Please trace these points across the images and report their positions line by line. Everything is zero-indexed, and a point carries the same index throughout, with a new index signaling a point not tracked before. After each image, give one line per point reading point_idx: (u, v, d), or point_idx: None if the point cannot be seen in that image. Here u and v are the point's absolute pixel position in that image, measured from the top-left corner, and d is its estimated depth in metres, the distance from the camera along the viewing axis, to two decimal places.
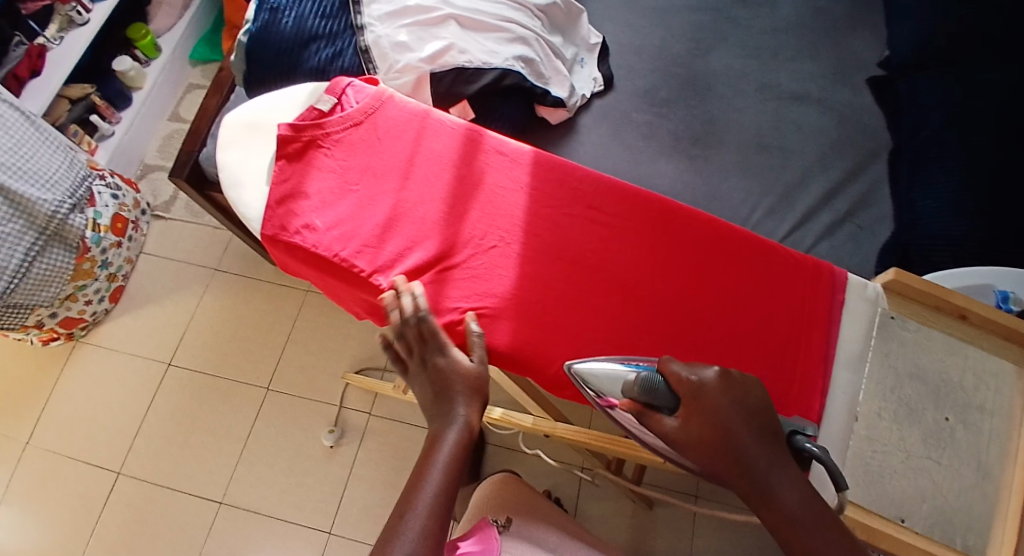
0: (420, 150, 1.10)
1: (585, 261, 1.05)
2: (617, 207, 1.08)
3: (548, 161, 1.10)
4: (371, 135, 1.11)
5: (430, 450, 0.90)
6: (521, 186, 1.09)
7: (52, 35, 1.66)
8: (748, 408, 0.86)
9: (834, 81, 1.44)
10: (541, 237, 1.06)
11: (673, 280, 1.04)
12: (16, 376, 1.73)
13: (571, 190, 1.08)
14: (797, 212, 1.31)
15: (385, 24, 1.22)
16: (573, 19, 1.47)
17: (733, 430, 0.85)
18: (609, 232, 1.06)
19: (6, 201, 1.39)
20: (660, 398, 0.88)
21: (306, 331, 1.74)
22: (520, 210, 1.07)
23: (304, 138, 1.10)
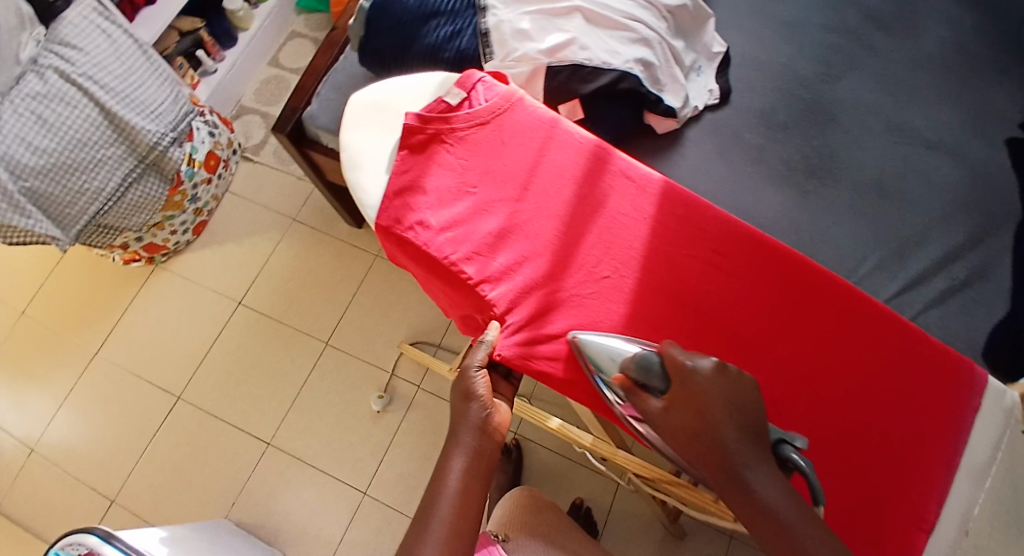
0: (545, 161, 1.07)
1: (699, 308, 1.01)
2: (742, 255, 1.02)
3: (675, 194, 1.05)
4: (497, 137, 1.08)
5: (437, 481, 0.89)
6: (644, 216, 1.04)
7: None
8: (735, 400, 0.82)
9: (971, 132, 1.36)
10: (658, 276, 1.02)
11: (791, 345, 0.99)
12: (96, 289, 1.79)
13: (695, 229, 1.03)
14: (908, 273, 1.27)
15: (509, 9, 1.19)
16: (699, 23, 1.39)
17: (714, 422, 0.81)
18: (729, 280, 1.01)
19: (112, 125, 1.46)
20: (655, 377, 0.87)
21: (371, 295, 1.73)
22: (640, 241, 1.03)
23: (429, 131, 1.07)
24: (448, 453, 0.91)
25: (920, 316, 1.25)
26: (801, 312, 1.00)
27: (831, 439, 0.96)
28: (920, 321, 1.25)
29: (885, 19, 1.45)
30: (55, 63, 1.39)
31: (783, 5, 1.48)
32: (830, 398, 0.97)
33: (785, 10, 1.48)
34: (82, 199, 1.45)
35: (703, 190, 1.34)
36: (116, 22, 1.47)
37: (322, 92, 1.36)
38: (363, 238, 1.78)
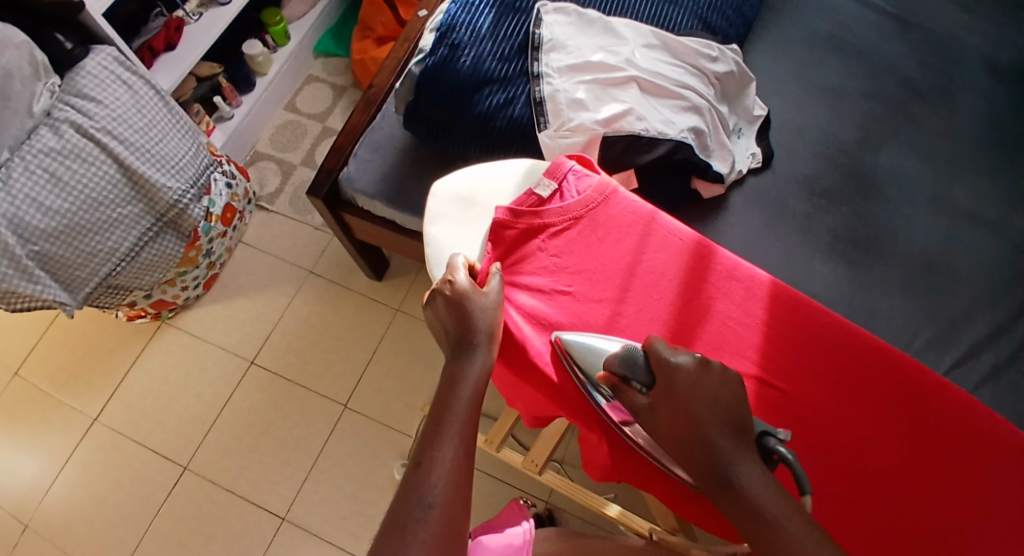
0: (644, 260, 1.02)
1: (818, 425, 0.93)
2: (864, 367, 0.95)
3: (788, 298, 0.99)
4: (591, 233, 1.03)
5: (452, 387, 0.87)
6: (755, 321, 0.98)
7: (192, 10, 1.62)
8: (717, 399, 0.81)
9: (1010, 207, 1.33)
10: (775, 387, 0.95)
11: (919, 467, 0.91)
12: (97, 346, 1.69)
13: (811, 337, 0.97)
14: (960, 349, 1.24)
15: (564, 77, 1.17)
16: (741, 87, 1.34)
17: (703, 424, 0.80)
18: (849, 394, 0.94)
19: (130, 182, 1.38)
20: (638, 373, 0.85)
21: (391, 354, 1.66)
22: (754, 349, 0.96)
23: (520, 226, 1.03)
24: (458, 368, 0.89)
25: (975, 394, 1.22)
26: (928, 432, 0.93)
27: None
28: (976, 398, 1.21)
29: (920, 91, 1.42)
30: (72, 118, 1.30)
31: (820, 70, 1.45)
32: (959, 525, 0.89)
33: (823, 77, 1.44)
34: (94, 260, 1.37)
35: (753, 260, 1.29)
36: (136, 72, 1.39)
37: (359, 152, 1.31)
38: (383, 293, 1.71)
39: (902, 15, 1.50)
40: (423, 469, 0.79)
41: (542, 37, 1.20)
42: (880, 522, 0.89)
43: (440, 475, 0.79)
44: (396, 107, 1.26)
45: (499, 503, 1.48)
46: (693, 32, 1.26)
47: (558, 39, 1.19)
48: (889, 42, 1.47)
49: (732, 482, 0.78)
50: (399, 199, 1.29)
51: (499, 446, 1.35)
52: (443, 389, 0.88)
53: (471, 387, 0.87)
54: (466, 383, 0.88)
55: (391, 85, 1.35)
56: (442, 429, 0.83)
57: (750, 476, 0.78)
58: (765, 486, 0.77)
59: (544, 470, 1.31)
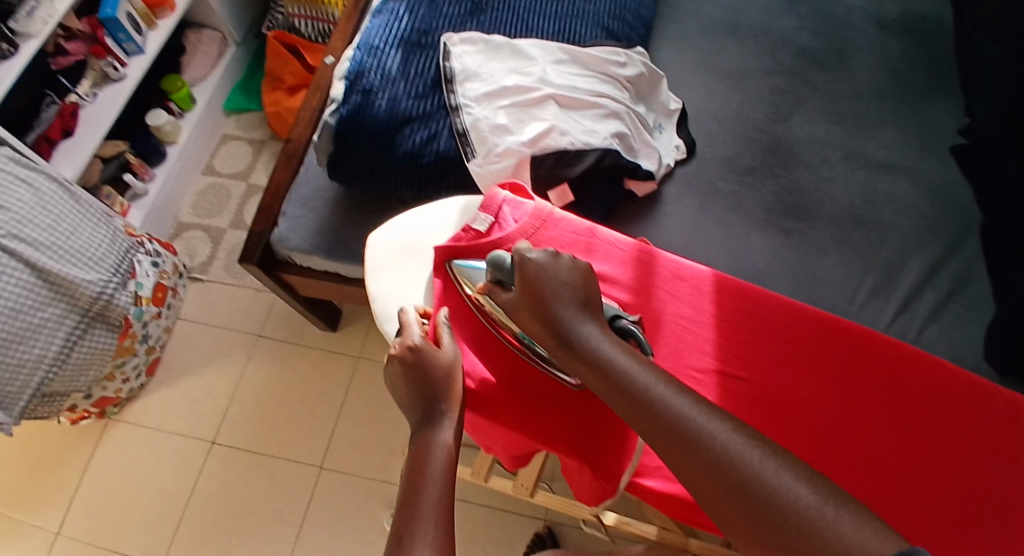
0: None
1: (783, 406, 0.95)
2: (820, 342, 0.98)
3: (735, 288, 1.01)
4: None
5: (423, 458, 0.85)
6: (706, 317, 1.00)
7: (85, 92, 1.55)
8: (564, 280, 0.90)
9: (920, 150, 1.35)
10: (736, 377, 0.97)
11: (882, 429, 0.94)
12: (44, 458, 1.60)
13: (764, 322, 0.99)
14: (901, 294, 1.24)
15: (482, 105, 1.17)
16: (653, 84, 1.35)
17: (551, 301, 0.89)
18: (808, 370, 0.97)
19: (47, 283, 1.31)
20: (500, 271, 0.94)
21: (357, 405, 1.62)
22: (711, 345, 0.98)
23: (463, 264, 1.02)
24: (427, 439, 0.87)
25: (922, 338, 1.20)
26: (887, 391, 0.96)
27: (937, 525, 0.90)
28: (924, 341, 1.21)
29: (817, 56, 1.46)
30: None
31: (723, 55, 1.47)
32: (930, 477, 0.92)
33: (725, 61, 1.46)
34: (23, 372, 1.30)
35: (694, 246, 1.29)
36: (35, 168, 1.33)
37: (288, 210, 1.28)
38: (339, 342, 1.68)
39: None
40: (405, 542, 0.76)
41: (454, 69, 1.20)
42: (861, 489, 0.91)
43: (424, 543, 0.76)
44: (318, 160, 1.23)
45: (501, 532, 1.46)
46: (597, 41, 1.28)
47: (470, 69, 1.20)
48: (780, 16, 1.51)
49: (579, 342, 0.86)
50: (337, 251, 1.26)
51: (488, 477, 1.34)
52: (413, 464, 0.85)
53: (442, 463, 0.84)
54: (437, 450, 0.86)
55: (309, 136, 1.34)
56: (417, 503, 0.80)
57: (594, 335, 0.86)
58: (611, 343, 0.85)
59: (536, 492, 1.32)
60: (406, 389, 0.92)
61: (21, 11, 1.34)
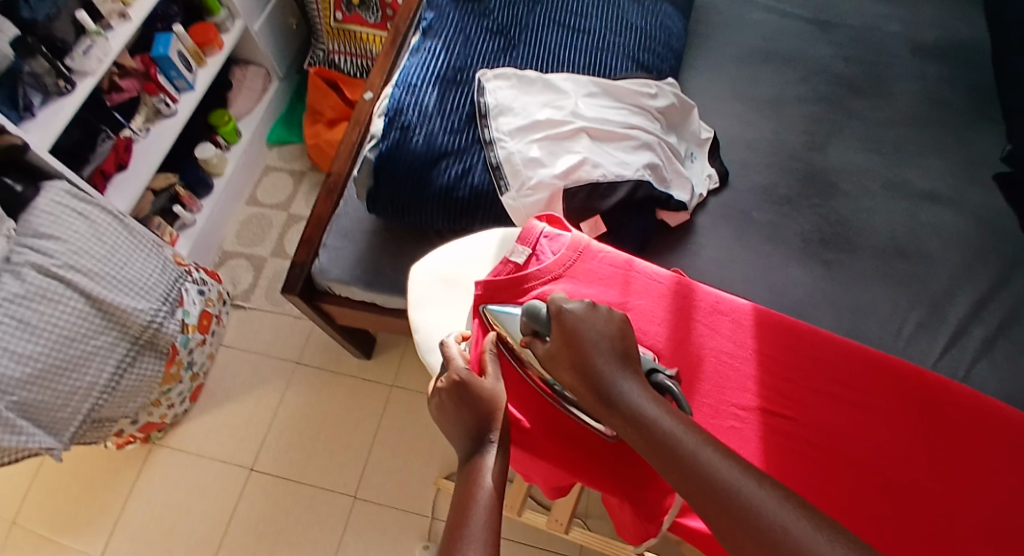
0: (629, 309, 1.03)
1: (829, 444, 0.94)
2: (867, 379, 0.97)
3: (777, 323, 1.01)
4: (575, 287, 1.04)
5: (471, 481, 0.85)
6: (748, 351, 1.00)
7: (137, 127, 1.62)
8: (602, 333, 0.85)
9: (964, 179, 1.33)
10: (782, 414, 0.96)
11: (932, 468, 0.92)
12: (90, 481, 1.64)
13: (810, 359, 0.99)
14: (949, 327, 1.21)
15: (515, 139, 1.20)
16: (685, 114, 1.33)
17: (591, 356, 0.84)
18: (857, 408, 0.95)
19: (100, 312, 1.36)
20: (539, 321, 0.89)
21: (393, 433, 1.64)
22: (753, 380, 0.98)
23: (505, 295, 1.03)
24: (477, 461, 0.87)
25: (974, 371, 1.17)
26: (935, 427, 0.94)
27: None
28: (973, 380, 1.17)
29: (853, 83, 1.45)
30: (33, 260, 1.29)
31: (757, 84, 1.47)
32: (985, 521, 0.89)
33: (759, 89, 1.46)
34: (75, 398, 1.34)
35: (730, 276, 1.27)
36: (92, 203, 1.38)
37: (329, 242, 1.31)
38: (374, 371, 1.70)
39: (821, 17, 1.54)
40: None
41: (488, 104, 1.23)
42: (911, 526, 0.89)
43: None
44: (357, 193, 1.27)
45: None
46: (630, 74, 1.30)
47: (504, 103, 1.23)
48: (814, 44, 1.51)
49: (619, 403, 0.81)
50: (375, 282, 1.29)
51: (523, 510, 1.35)
52: (462, 488, 0.85)
53: (489, 488, 0.84)
54: (485, 481, 0.85)
55: (348, 170, 1.37)
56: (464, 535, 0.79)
57: (634, 391, 0.81)
58: (652, 401, 0.81)
59: (570, 529, 1.33)
60: (454, 419, 0.92)
61: (77, 49, 1.42)
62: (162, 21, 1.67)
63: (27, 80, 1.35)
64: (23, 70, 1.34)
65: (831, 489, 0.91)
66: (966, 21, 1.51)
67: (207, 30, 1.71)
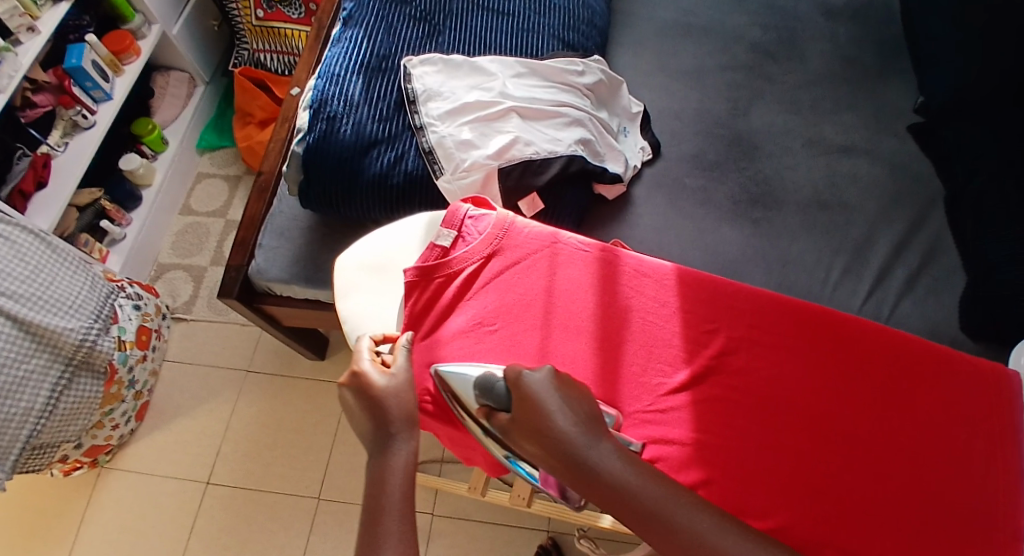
0: (558, 280, 1.04)
1: (756, 392, 0.97)
2: (787, 325, 1.00)
3: (695, 279, 1.03)
4: (503, 265, 1.05)
5: (381, 481, 0.86)
6: (671, 309, 1.02)
7: (56, 142, 1.56)
8: (568, 401, 0.85)
9: (878, 131, 1.38)
10: (707, 365, 0.98)
11: (855, 404, 0.95)
12: (38, 513, 1.59)
13: (729, 309, 1.01)
14: (873, 272, 1.25)
15: (446, 123, 1.20)
16: (613, 89, 1.35)
17: (558, 429, 0.83)
18: (779, 355, 0.98)
19: (29, 335, 1.31)
20: (498, 398, 0.89)
21: (349, 431, 1.63)
22: (677, 336, 1.00)
23: (433, 279, 1.04)
24: (385, 456, 0.88)
25: (900, 310, 1.22)
26: (855, 363, 0.98)
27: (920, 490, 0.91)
28: (898, 317, 1.21)
29: (769, 49, 1.48)
30: None
31: (678, 56, 1.49)
32: (908, 448, 0.93)
33: (680, 61, 1.49)
34: (12, 425, 1.30)
35: (666, 242, 1.29)
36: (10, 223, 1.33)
37: (264, 242, 1.29)
38: (328, 370, 1.69)
39: None
40: None
41: (416, 90, 1.23)
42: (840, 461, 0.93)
43: None
44: (289, 190, 1.25)
45: (505, 546, 1.46)
46: (555, 52, 1.31)
47: (432, 88, 1.23)
48: (730, 14, 1.54)
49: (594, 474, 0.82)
50: (316, 277, 1.27)
51: (484, 490, 1.35)
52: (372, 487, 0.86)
53: (398, 483, 0.86)
54: (395, 476, 0.86)
55: (280, 168, 1.35)
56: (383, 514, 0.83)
57: (609, 460, 0.82)
58: (626, 467, 0.83)
59: (533, 502, 1.34)
60: (358, 411, 0.91)
61: None
62: (74, 33, 1.62)
63: None
64: None
65: (758, 433, 0.94)
66: None
67: (123, 36, 1.66)
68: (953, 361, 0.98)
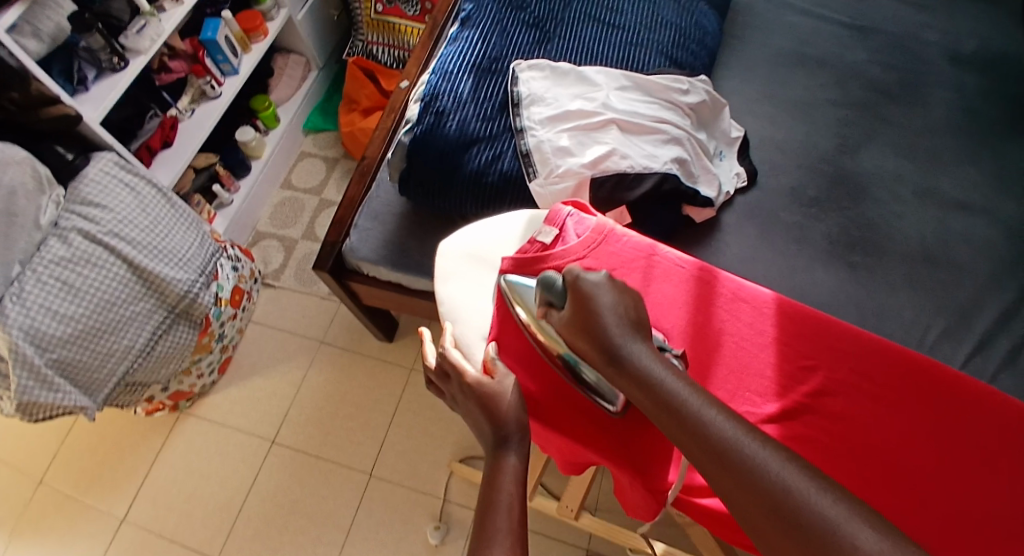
0: (651, 293, 1.05)
1: (849, 438, 0.94)
2: (892, 373, 0.97)
3: (798, 312, 1.01)
4: (599, 269, 1.06)
5: (494, 478, 0.88)
6: (767, 339, 1.01)
7: (183, 107, 1.67)
8: (617, 298, 0.90)
9: (997, 189, 1.32)
10: (801, 404, 0.96)
11: (950, 466, 0.92)
12: (116, 444, 1.69)
13: (831, 348, 0.99)
14: (974, 335, 1.20)
15: (546, 128, 1.22)
16: (716, 112, 1.34)
17: (602, 319, 0.88)
18: (877, 402, 0.96)
19: (141, 280, 1.40)
20: (555, 291, 0.94)
21: (411, 414, 1.67)
22: (771, 368, 0.99)
23: (528, 273, 1.06)
24: (501, 452, 0.90)
25: (996, 381, 1.17)
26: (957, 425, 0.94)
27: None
28: (997, 387, 1.17)
29: (888, 88, 1.45)
30: (81, 227, 1.33)
31: (790, 86, 1.47)
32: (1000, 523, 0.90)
33: (793, 91, 1.46)
34: (111, 359, 1.39)
35: (754, 274, 1.27)
36: (139, 174, 1.43)
37: (359, 222, 1.34)
38: (397, 354, 1.73)
39: (859, 21, 1.54)
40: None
41: (521, 94, 1.25)
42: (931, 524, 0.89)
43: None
44: (389, 176, 1.30)
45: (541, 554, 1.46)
46: (661, 69, 1.31)
47: (536, 93, 1.26)
48: (852, 49, 1.50)
49: (627, 362, 0.86)
50: (402, 263, 1.32)
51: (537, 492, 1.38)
52: (486, 483, 0.89)
53: (512, 480, 0.88)
54: (508, 474, 0.88)
55: (382, 154, 1.40)
56: (492, 511, 0.85)
57: (642, 353, 0.86)
58: (659, 361, 0.85)
59: (579, 516, 1.34)
60: (472, 407, 0.95)
61: (132, 28, 1.47)
62: (211, 7, 1.71)
63: (82, 55, 1.40)
64: (79, 45, 1.40)
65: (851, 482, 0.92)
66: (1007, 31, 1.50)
67: (254, 16, 1.75)
68: None
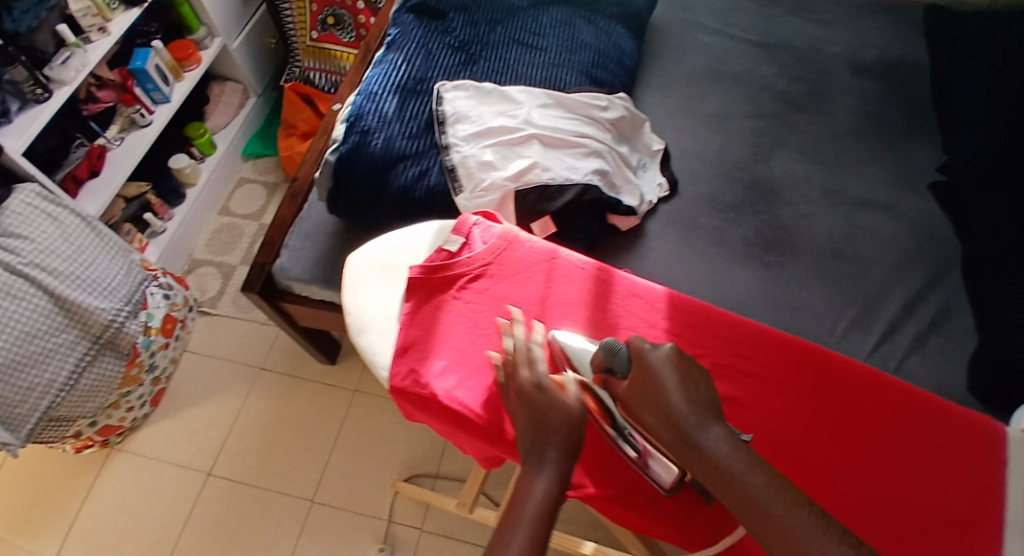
0: (552, 293, 1.10)
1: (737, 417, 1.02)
2: (775, 357, 1.06)
3: (686, 305, 1.09)
4: (503, 274, 1.11)
5: (519, 498, 0.89)
6: (659, 330, 1.08)
7: (112, 136, 1.67)
8: (687, 376, 0.89)
9: (899, 187, 1.40)
10: None
11: (833, 439, 1.01)
12: (45, 484, 1.64)
13: (717, 336, 1.07)
14: (882, 323, 1.26)
15: (470, 144, 1.26)
16: (637, 127, 1.39)
17: (670, 399, 0.87)
18: (761, 383, 1.04)
19: (63, 311, 1.38)
20: (619, 361, 0.95)
21: (352, 436, 1.66)
22: None
23: (435, 280, 1.11)
24: (533, 470, 0.90)
25: (905, 362, 1.23)
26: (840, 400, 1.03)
27: (887, 523, 0.96)
28: (905, 370, 1.22)
29: (795, 99, 1.53)
30: None
31: (705, 100, 1.54)
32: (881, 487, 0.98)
33: (708, 105, 1.54)
34: (33, 395, 1.35)
35: (676, 277, 1.32)
36: (60, 204, 1.42)
37: (290, 243, 1.36)
38: (337, 376, 1.73)
39: (767, 39, 1.63)
40: None
41: (446, 112, 1.29)
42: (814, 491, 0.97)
43: None
44: (319, 195, 1.32)
45: None
46: (580, 88, 1.37)
47: (460, 111, 1.29)
48: (762, 65, 1.59)
49: (700, 446, 0.85)
50: (334, 280, 1.32)
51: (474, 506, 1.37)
52: (515, 497, 0.90)
53: (533, 506, 0.87)
54: (534, 494, 0.88)
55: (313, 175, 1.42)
56: (509, 533, 0.86)
57: (717, 439, 0.85)
58: (733, 450, 0.85)
59: None
60: (519, 412, 0.95)
61: (56, 60, 1.47)
62: (141, 38, 1.73)
63: (6, 87, 1.39)
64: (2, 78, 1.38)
65: None
66: (904, 43, 1.60)
67: (188, 45, 1.77)
68: (943, 412, 1.02)
